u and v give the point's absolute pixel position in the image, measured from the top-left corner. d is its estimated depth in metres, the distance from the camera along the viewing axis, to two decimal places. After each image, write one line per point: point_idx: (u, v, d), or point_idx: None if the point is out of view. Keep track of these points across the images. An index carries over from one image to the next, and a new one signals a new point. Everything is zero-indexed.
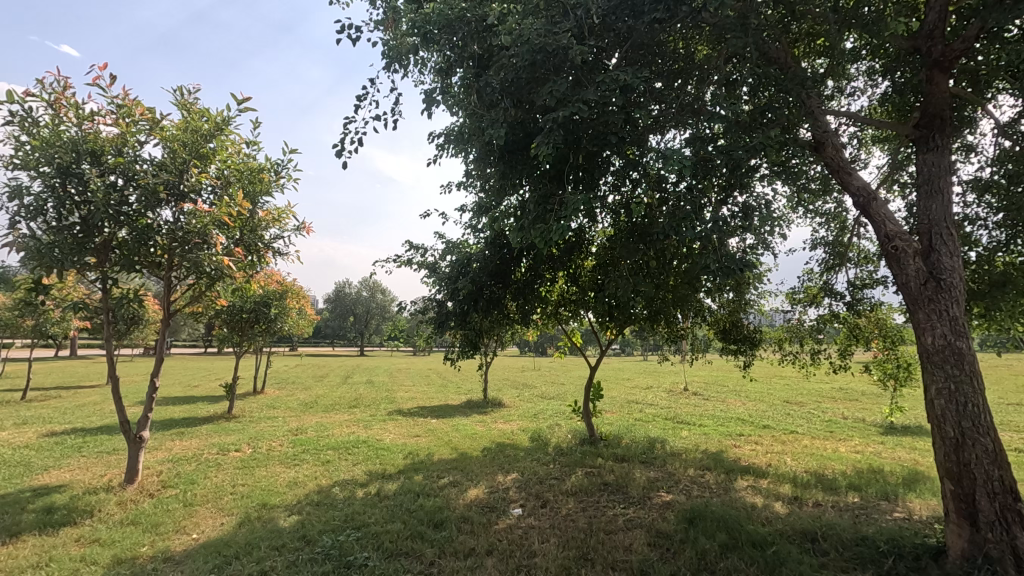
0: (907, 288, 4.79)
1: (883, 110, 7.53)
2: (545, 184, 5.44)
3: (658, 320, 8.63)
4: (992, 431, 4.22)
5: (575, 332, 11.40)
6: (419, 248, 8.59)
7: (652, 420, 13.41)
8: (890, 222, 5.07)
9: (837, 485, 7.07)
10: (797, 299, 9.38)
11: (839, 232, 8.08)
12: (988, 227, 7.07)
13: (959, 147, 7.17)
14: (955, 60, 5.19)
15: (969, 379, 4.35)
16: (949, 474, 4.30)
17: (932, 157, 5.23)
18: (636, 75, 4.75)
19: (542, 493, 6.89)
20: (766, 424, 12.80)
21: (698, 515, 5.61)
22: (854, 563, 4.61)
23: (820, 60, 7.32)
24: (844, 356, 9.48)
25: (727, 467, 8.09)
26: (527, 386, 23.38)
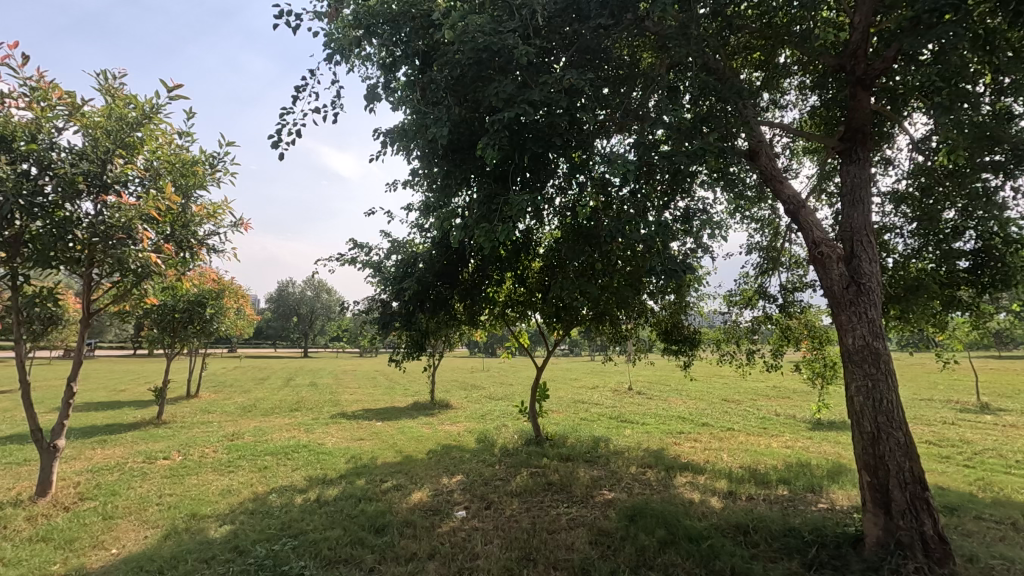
0: (831, 291, 5.09)
1: (813, 123, 7.97)
2: (490, 184, 5.43)
3: (603, 321, 8.80)
4: (905, 426, 4.52)
5: (522, 333, 11.46)
6: (363, 246, 8.37)
7: (597, 419, 13.67)
8: (816, 229, 5.36)
9: (768, 479, 7.43)
10: (734, 301, 9.79)
11: (774, 238, 8.48)
12: (903, 235, 7.61)
13: (879, 161, 7.69)
14: (875, 78, 5.56)
15: (885, 376, 4.65)
16: (866, 466, 4.58)
17: (854, 169, 5.58)
18: (580, 78, 4.81)
19: (487, 495, 6.88)
20: (705, 421, 13.30)
21: (638, 512, 5.75)
22: (781, 553, 4.84)
23: (756, 73, 7.65)
24: (777, 356, 9.96)
25: (667, 464, 8.36)
26: (475, 387, 23.33)
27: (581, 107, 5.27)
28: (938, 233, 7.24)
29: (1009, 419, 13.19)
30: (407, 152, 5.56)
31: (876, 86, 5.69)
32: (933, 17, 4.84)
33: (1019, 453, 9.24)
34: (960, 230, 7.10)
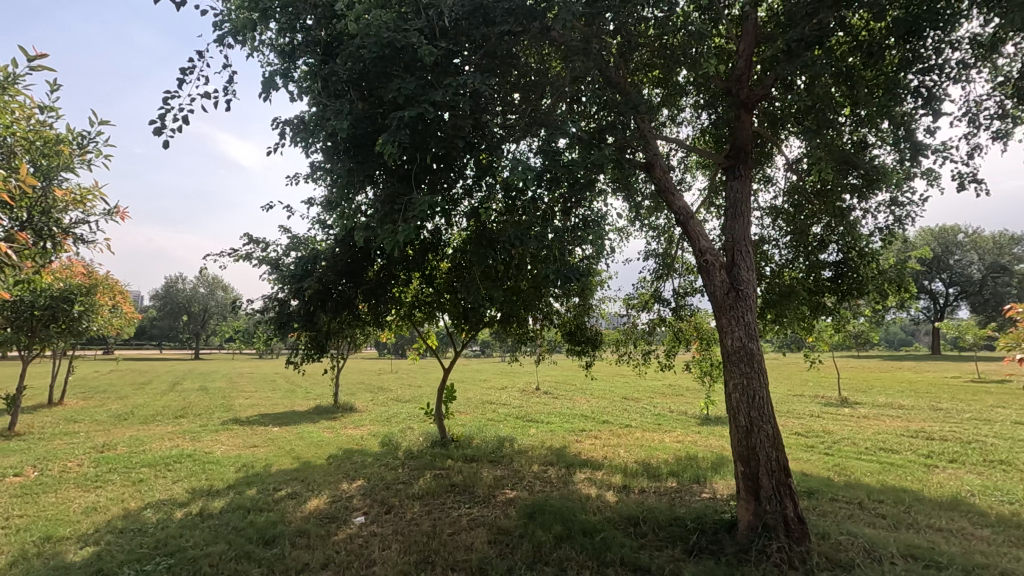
0: (714, 297, 5.50)
1: (704, 140, 8.60)
2: (393, 183, 5.35)
3: (511, 322, 8.93)
4: (773, 420, 4.98)
5: (430, 334, 11.34)
6: (259, 242, 7.87)
7: (504, 419, 13.85)
8: (703, 238, 5.77)
9: (659, 472, 7.90)
10: (632, 304, 10.30)
11: (669, 245, 9.02)
12: (779, 246, 8.41)
13: (761, 178, 8.44)
14: (755, 102, 6.12)
15: (758, 374, 5.10)
16: (741, 457, 4.98)
17: (737, 184, 6.09)
18: (485, 81, 4.87)
19: (388, 499, 6.73)
20: (606, 419, 13.89)
21: (537, 509, 5.89)
22: (666, 542, 5.17)
23: (656, 90, 8.11)
24: (670, 355, 10.62)
25: (568, 461, 8.63)
26: (382, 390, 22.73)
27: (487, 111, 5.33)
28: (808, 245, 8.08)
29: (861, 411, 15.00)
30: (305, 145, 5.31)
31: (757, 110, 6.24)
32: (806, 52, 5.39)
33: (868, 441, 10.53)
34: (825, 243, 7.96)
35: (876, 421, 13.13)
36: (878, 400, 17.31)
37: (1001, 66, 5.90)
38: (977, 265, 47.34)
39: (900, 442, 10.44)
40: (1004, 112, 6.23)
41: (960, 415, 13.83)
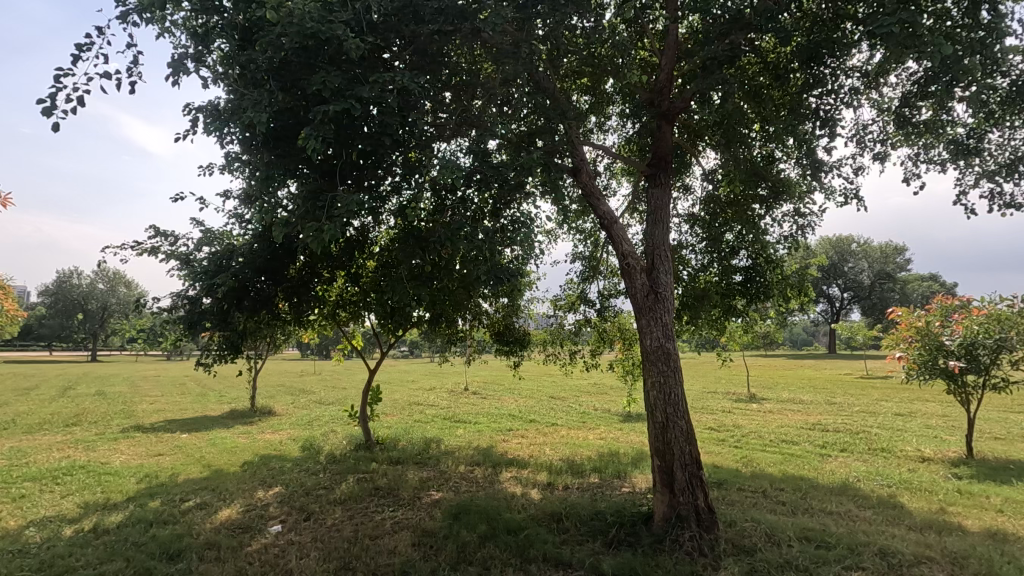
0: (635, 299, 5.74)
1: (629, 148, 8.94)
2: (316, 178, 5.16)
3: (440, 322, 8.86)
4: (687, 416, 5.26)
5: (355, 334, 11.02)
6: (167, 235, 7.32)
7: (432, 420, 13.70)
8: (625, 243, 5.99)
9: (583, 469, 8.12)
10: (559, 305, 10.52)
11: (594, 248, 9.31)
12: (695, 251, 8.90)
13: (680, 187, 8.89)
14: (675, 114, 6.44)
15: (674, 373, 5.37)
16: (657, 452, 5.23)
17: (658, 192, 6.38)
18: (413, 79, 4.82)
19: (307, 505, 6.47)
20: (533, 418, 14.09)
21: (463, 509, 5.89)
22: (587, 536, 5.32)
23: (584, 97, 8.34)
24: (594, 355, 10.95)
25: (495, 460, 8.69)
26: (304, 392, 21.83)
27: (416, 109, 5.26)
28: (721, 250, 8.59)
29: (767, 406, 16.14)
30: (220, 134, 5.02)
31: (677, 122, 6.57)
32: (720, 70, 5.75)
33: (772, 434, 11.35)
34: (736, 249, 8.51)
35: (779, 416, 14.18)
36: (782, 396, 18.71)
37: (885, 93, 6.57)
38: (867, 272, 52.26)
39: (799, 434, 11.34)
40: (886, 135, 6.94)
41: (851, 408, 15.21)
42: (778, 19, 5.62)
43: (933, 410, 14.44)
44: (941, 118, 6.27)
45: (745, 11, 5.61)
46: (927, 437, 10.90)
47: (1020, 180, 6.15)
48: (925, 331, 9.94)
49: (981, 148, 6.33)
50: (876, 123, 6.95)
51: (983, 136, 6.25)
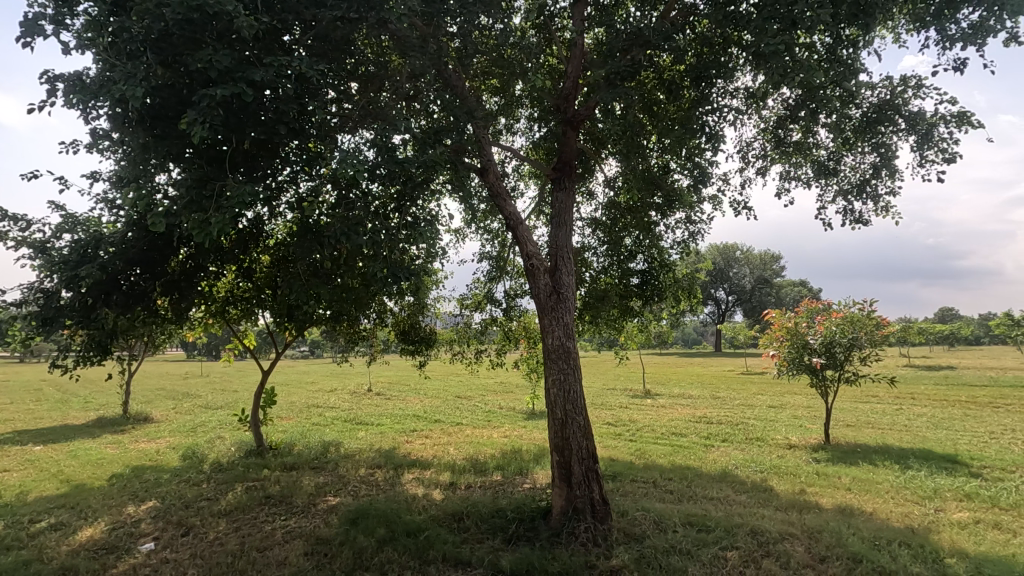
0: (538, 299, 5.87)
1: (536, 152, 9.14)
2: (201, 165, 4.76)
3: (342, 321, 8.52)
4: (585, 412, 5.46)
5: (247, 333, 10.33)
6: (18, 219, 6.41)
7: (331, 423, 13.16)
8: (530, 244, 6.10)
9: (486, 467, 8.17)
10: (466, 305, 10.51)
11: (501, 248, 9.40)
12: (597, 254, 9.28)
13: (585, 192, 9.23)
14: (580, 121, 6.67)
15: (573, 371, 5.55)
16: (556, 447, 5.39)
17: (562, 196, 6.57)
18: (313, 65, 4.59)
19: (186, 519, 5.95)
20: (438, 418, 13.97)
21: (360, 514, 5.70)
22: (487, 533, 5.37)
23: (494, 98, 8.41)
24: (500, 354, 11.05)
25: (397, 462, 8.51)
26: (187, 396, 20.06)
27: (316, 98, 5.03)
28: (620, 254, 9.01)
29: (660, 401, 17.20)
30: (85, 109, 4.48)
31: (581, 129, 6.80)
32: (620, 82, 6.03)
33: (663, 427, 12.10)
34: (634, 253, 8.98)
35: (670, 410, 15.15)
36: (673, 391, 20.02)
37: (764, 114, 7.24)
38: (748, 278, 57.33)
39: (687, 426, 12.19)
40: (764, 152, 7.66)
41: (732, 401, 16.61)
42: (674, 39, 6.00)
43: (798, 402, 16.14)
44: (809, 139, 7.02)
45: (644, 27, 5.94)
46: (793, 426, 12.15)
47: (868, 199, 7.04)
48: (794, 330, 11.08)
49: (839, 169, 7.17)
50: (756, 141, 7.64)
51: (841, 158, 7.08)
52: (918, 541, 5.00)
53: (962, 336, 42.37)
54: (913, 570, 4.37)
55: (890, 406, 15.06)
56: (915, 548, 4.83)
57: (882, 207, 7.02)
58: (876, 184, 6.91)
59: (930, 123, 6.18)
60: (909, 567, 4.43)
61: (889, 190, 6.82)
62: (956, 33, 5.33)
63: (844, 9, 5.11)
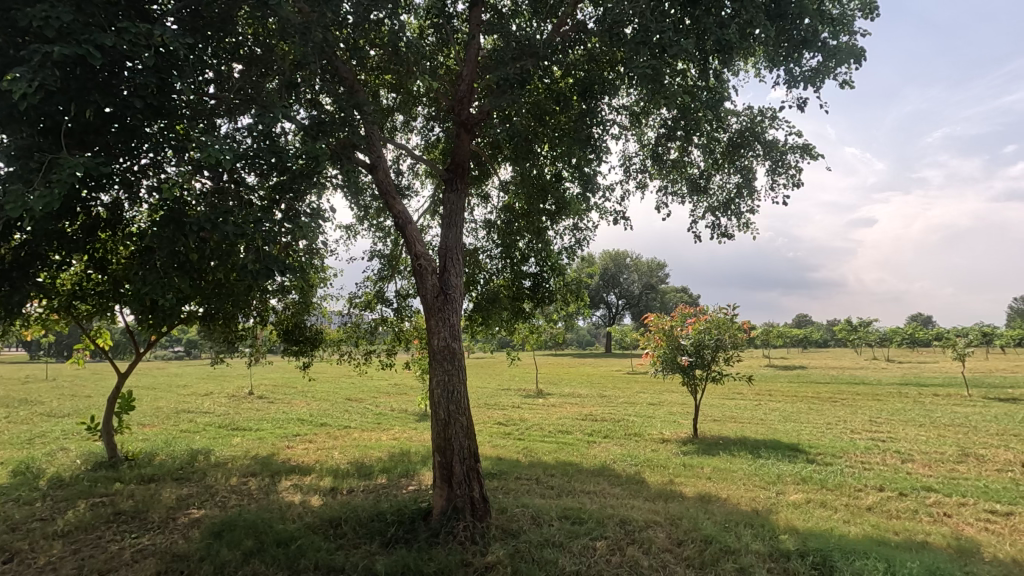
0: (424, 299, 5.84)
1: (432, 152, 9.09)
2: (36, 137, 4.18)
3: (216, 320, 7.90)
4: (468, 413, 5.51)
5: (103, 332, 9.26)
6: None
7: (203, 430, 12.13)
8: (419, 244, 6.04)
9: (371, 471, 7.97)
10: (355, 304, 10.18)
11: (394, 246, 9.21)
12: (491, 256, 9.42)
13: (480, 195, 9.34)
14: (473, 124, 6.75)
15: (457, 371, 5.58)
16: (437, 448, 5.40)
17: (454, 197, 6.57)
18: (179, 39, 4.24)
19: (11, 543, 5.21)
20: (324, 421, 13.39)
21: (227, 526, 5.33)
22: (364, 538, 5.25)
23: (389, 95, 8.28)
24: (390, 354, 10.80)
25: (273, 469, 8.03)
26: (25, 403, 17.47)
27: (182, 76, 4.63)
28: (513, 257, 9.21)
29: (551, 400, 17.83)
30: None
31: (475, 134, 6.86)
32: (510, 88, 6.18)
33: (551, 425, 12.51)
34: (526, 257, 9.19)
35: (559, 409, 15.70)
36: (563, 391, 20.77)
37: (645, 131, 7.78)
38: (636, 283, 60.97)
39: (574, 424, 12.72)
40: (645, 168, 8.23)
41: (616, 400, 17.61)
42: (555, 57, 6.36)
43: (674, 399, 17.43)
44: (683, 158, 7.64)
45: (534, 40, 6.14)
46: (668, 422, 13.12)
47: (732, 215, 7.80)
48: (670, 333, 11.95)
49: (708, 187, 7.87)
50: (638, 156, 8.20)
51: (710, 178, 7.78)
52: (759, 521, 5.62)
53: (811, 340, 48.09)
54: (752, 547, 4.90)
55: (750, 402, 16.74)
56: (757, 528, 5.43)
57: (743, 224, 7.80)
58: (738, 203, 7.68)
59: (782, 151, 7.00)
60: (750, 545, 4.96)
61: (749, 209, 7.61)
62: (799, 74, 6.10)
63: (708, 42, 5.65)
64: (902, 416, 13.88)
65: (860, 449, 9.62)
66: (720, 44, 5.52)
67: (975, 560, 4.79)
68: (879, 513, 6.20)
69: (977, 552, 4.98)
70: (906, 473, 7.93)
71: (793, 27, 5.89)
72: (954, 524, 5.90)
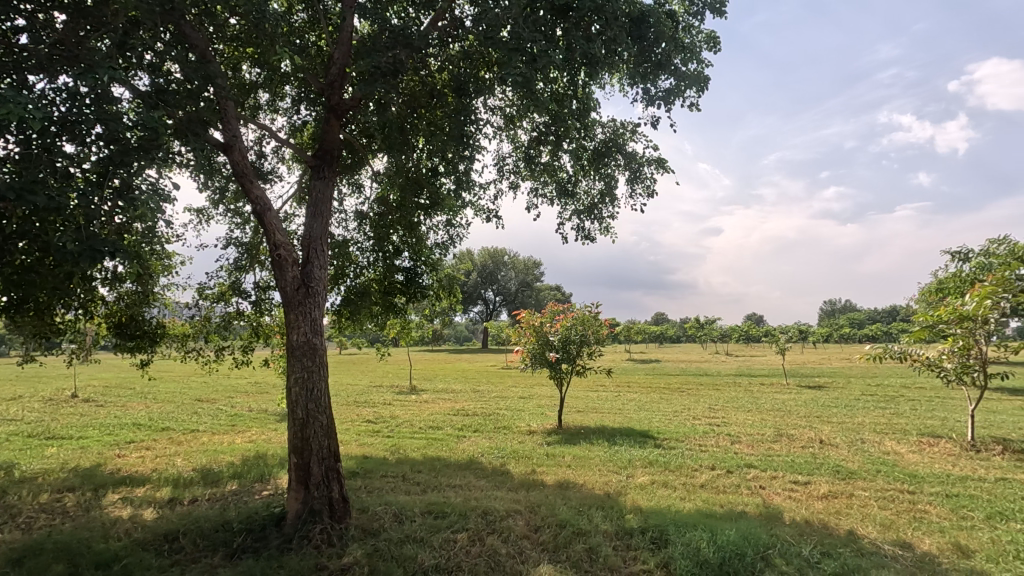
0: (283, 292, 5.47)
1: (301, 136, 8.56)
2: None
3: (25, 313, 6.69)
4: (329, 410, 5.29)
5: None
6: None
7: (6, 440, 10.29)
8: (279, 232, 5.63)
9: (219, 477, 7.32)
10: (205, 295, 9.21)
11: (253, 235, 8.51)
12: (361, 248, 9.11)
13: (351, 184, 8.98)
14: (344, 111, 6.42)
15: (318, 368, 5.32)
16: (294, 449, 5.12)
17: (321, 185, 6.21)
18: None
19: None
20: (166, 425, 12.02)
21: (30, 551, 4.59)
22: (205, 551, 4.82)
23: (252, 69, 7.66)
24: (246, 351, 9.97)
25: (98, 482, 7.06)
26: None
27: None
28: (385, 250, 8.96)
29: (424, 396, 17.67)
30: None
31: (346, 121, 6.56)
32: (383, 78, 5.98)
33: (422, 422, 12.43)
34: (399, 250, 9.01)
35: (432, 405, 15.64)
36: (438, 386, 20.74)
37: (518, 134, 8.00)
38: (513, 281, 62.50)
39: (444, 420, 12.75)
40: (518, 169, 8.47)
41: (489, 394, 17.95)
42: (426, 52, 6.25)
43: (543, 393, 18.16)
44: (553, 162, 8.00)
45: (409, 32, 5.98)
46: (536, 414, 13.66)
47: (596, 219, 8.32)
48: (539, 329, 12.45)
49: (575, 192, 8.31)
50: (511, 157, 8.41)
51: (577, 183, 8.22)
52: (609, 504, 6.09)
53: (667, 336, 52.77)
54: (601, 528, 5.28)
55: (611, 394, 17.99)
56: (606, 509, 5.86)
57: (605, 228, 8.35)
58: (601, 208, 8.20)
59: (639, 163, 7.60)
60: (599, 526, 5.35)
61: (610, 214, 8.16)
62: (655, 94, 6.65)
63: (577, 55, 5.93)
64: (735, 403, 15.80)
65: (698, 433, 10.79)
66: (586, 57, 5.84)
67: (779, 523, 5.63)
68: (709, 489, 7.03)
69: (781, 517, 5.85)
70: (733, 453, 9.06)
71: (650, 51, 6.38)
72: (766, 495, 6.87)
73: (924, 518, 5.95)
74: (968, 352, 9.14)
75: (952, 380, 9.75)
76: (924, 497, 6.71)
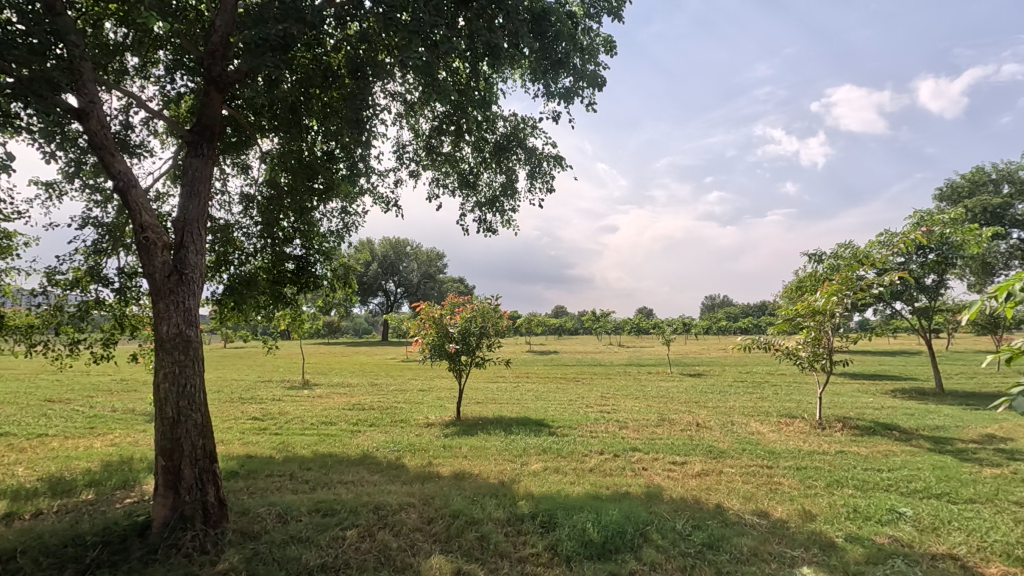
0: (150, 279, 4.94)
1: (176, 107, 7.77)
2: None
3: None
4: (204, 408, 4.90)
5: None
6: None
7: None
8: (146, 212, 5.07)
9: (71, 486, 6.49)
10: (56, 282, 8.09)
11: (117, 215, 7.61)
12: (248, 233, 8.48)
13: (236, 164, 8.34)
14: (227, 84, 5.91)
15: (191, 362, 4.89)
16: (162, 451, 4.69)
17: (198, 162, 5.67)
18: None
19: None
20: (5, 430, 10.44)
21: None
22: (50, 569, 4.26)
23: (117, 28, 6.82)
24: (107, 345, 8.89)
25: None
26: None
27: None
28: (275, 236, 8.41)
29: (317, 391, 16.89)
30: None
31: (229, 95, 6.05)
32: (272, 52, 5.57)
33: (314, 417, 11.88)
34: (291, 237, 8.51)
35: (325, 399, 15.00)
36: (332, 380, 19.87)
37: (419, 122, 7.87)
38: (415, 273, 61.47)
39: (339, 415, 12.28)
40: (419, 158, 8.33)
41: (387, 388, 17.55)
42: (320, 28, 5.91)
43: (443, 385, 18.09)
44: (455, 153, 7.96)
45: (301, 4, 5.63)
46: (434, 407, 13.56)
47: (497, 212, 8.40)
48: (438, 321, 12.33)
49: (477, 183, 8.33)
50: (411, 146, 8.26)
51: (479, 174, 8.25)
52: (503, 491, 6.21)
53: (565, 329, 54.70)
54: (493, 515, 5.38)
55: (510, 385, 18.32)
56: (500, 497, 5.98)
57: (505, 221, 8.47)
58: (502, 201, 8.30)
59: (539, 158, 7.78)
60: (491, 514, 5.44)
61: (511, 207, 8.29)
62: (555, 91, 6.83)
63: (480, 47, 5.92)
64: (624, 391, 16.75)
65: (590, 420, 11.32)
66: (489, 49, 5.85)
67: (658, 501, 6.06)
68: (597, 473, 7.40)
69: (660, 495, 6.31)
70: (620, 438, 9.61)
71: (551, 50, 6.53)
72: (648, 476, 7.37)
73: (778, 489, 6.70)
74: (818, 342, 10.36)
75: (805, 367, 11.05)
76: (779, 471, 7.56)
